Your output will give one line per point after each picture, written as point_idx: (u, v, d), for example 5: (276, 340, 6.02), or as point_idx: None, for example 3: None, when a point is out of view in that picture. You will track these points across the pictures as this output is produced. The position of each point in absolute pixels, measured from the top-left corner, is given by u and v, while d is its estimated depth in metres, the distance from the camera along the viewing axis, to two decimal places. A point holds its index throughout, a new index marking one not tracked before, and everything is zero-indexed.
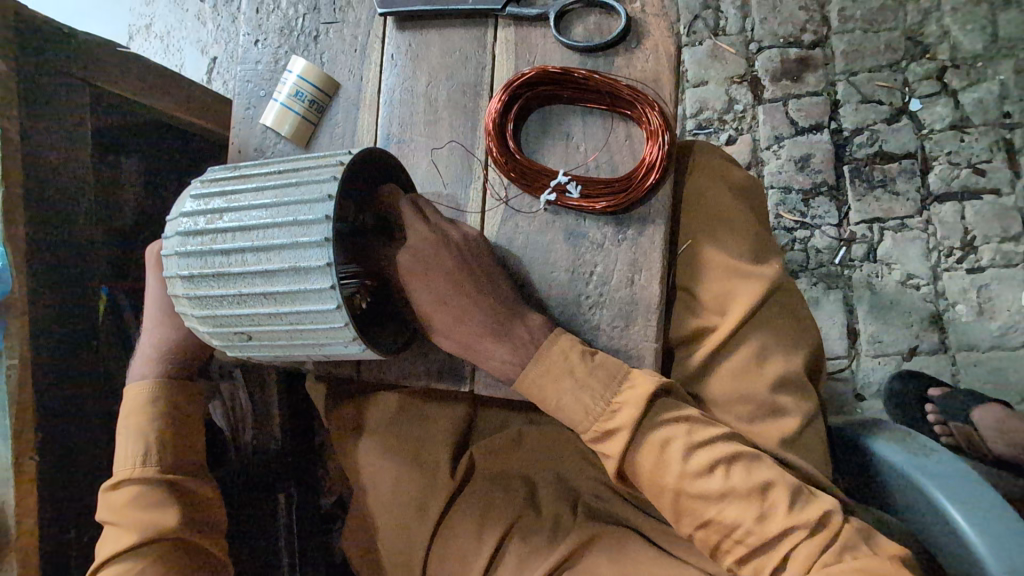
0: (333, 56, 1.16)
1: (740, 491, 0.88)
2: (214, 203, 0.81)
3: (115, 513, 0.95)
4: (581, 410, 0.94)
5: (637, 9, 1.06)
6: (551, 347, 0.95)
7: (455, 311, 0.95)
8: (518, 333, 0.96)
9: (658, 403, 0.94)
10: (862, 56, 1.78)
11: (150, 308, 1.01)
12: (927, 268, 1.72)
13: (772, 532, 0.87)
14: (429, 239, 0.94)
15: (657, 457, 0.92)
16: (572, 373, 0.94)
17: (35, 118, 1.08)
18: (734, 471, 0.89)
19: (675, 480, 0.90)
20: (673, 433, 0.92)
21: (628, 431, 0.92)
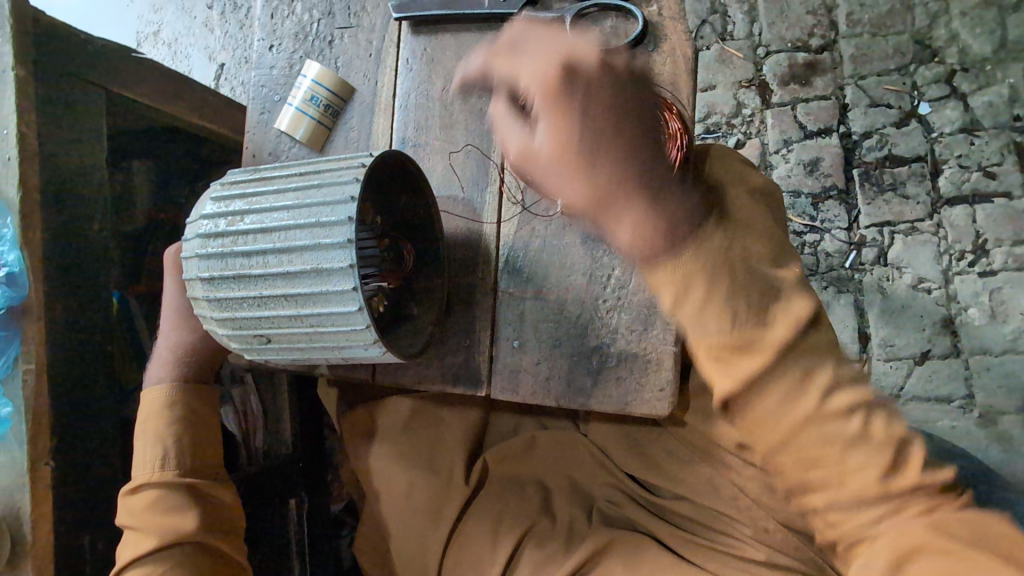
0: (348, 61, 1.17)
1: (873, 443, 0.77)
2: (235, 206, 0.81)
3: (135, 518, 0.94)
4: (724, 313, 0.81)
5: (652, 13, 1.06)
6: (700, 241, 0.84)
7: (600, 147, 0.79)
8: (665, 203, 0.82)
9: (805, 337, 0.82)
10: (870, 60, 1.78)
11: (166, 313, 1.01)
12: (938, 271, 1.71)
13: (892, 491, 0.76)
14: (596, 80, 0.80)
15: (790, 384, 0.79)
16: (731, 274, 0.83)
17: (52, 125, 1.09)
18: (874, 418, 0.78)
19: (807, 413, 0.78)
20: (817, 362, 0.80)
21: (773, 350, 0.79)
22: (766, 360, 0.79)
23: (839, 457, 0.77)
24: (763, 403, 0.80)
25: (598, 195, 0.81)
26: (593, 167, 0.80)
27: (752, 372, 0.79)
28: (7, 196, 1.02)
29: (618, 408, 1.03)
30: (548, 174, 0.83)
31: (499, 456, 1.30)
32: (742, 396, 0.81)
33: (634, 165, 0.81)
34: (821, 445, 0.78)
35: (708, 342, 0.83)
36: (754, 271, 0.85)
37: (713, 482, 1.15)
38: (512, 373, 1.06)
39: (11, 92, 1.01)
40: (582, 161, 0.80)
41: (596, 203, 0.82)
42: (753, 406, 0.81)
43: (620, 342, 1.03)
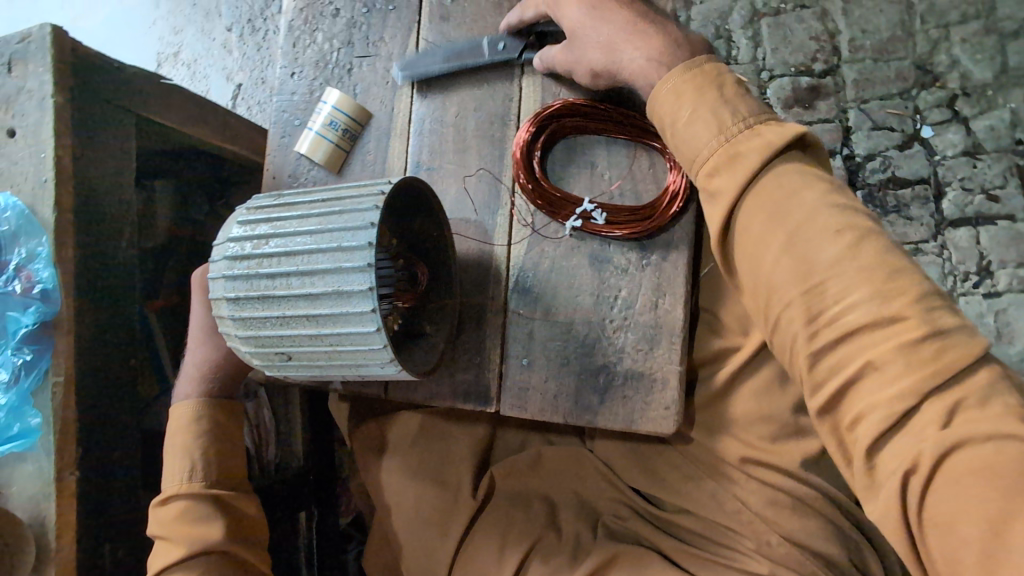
0: (366, 88, 1.22)
1: (862, 263, 0.74)
2: (261, 229, 0.85)
3: (164, 527, 0.97)
4: (711, 124, 0.89)
5: None
6: (698, 71, 0.93)
7: (606, 13, 1.02)
8: (665, 45, 0.98)
9: (788, 156, 0.85)
10: (872, 84, 1.82)
11: (192, 331, 1.05)
12: (943, 292, 1.73)
13: (891, 323, 0.71)
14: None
15: (778, 204, 0.81)
16: (719, 89, 0.91)
17: (87, 147, 1.14)
18: (864, 245, 0.76)
19: (787, 233, 0.79)
20: (807, 185, 0.81)
21: (756, 158, 0.84)
22: (751, 183, 0.84)
23: (821, 275, 0.76)
24: (750, 226, 0.83)
25: (613, 48, 1.01)
26: (603, 14, 1.02)
27: (736, 191, 0.84)
28: (43, 217, 1.08)
29: (624, 425, 1.06)
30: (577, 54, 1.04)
31: (506, 471, 1.32)
32: (734, 221, 0.85)
33: (642, 24, 1.01)
34: (802, 266, 0.77)
35: (705, 156, 0.89)
36: (747, 98, 0.91)
37: (718, 499, 1.17)
38: (522, 390, 1.09)
39: (49, 118, 1.07)
40: (600, 25, 1.01)
41: (610, 56, 1.01)
42: (743, 238, 0.84)
43: (626, 361, 1.06)
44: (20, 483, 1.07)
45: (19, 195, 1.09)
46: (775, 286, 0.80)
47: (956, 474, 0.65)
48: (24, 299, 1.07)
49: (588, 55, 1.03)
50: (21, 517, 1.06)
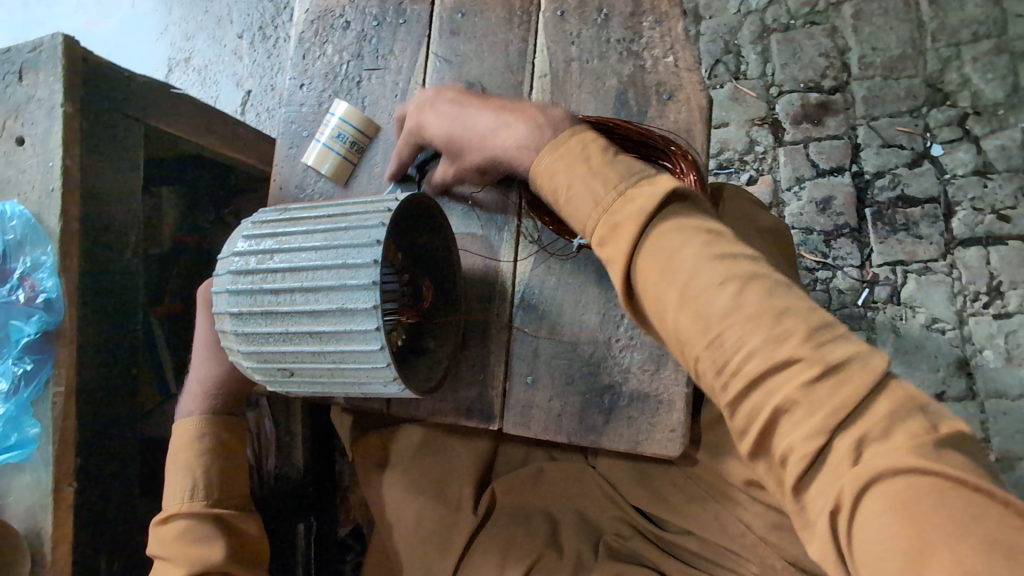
0: (375, 100, 1.22)
1: (750, 310, 0.66)
2: (266, 244, 0.85)
3: (164, 547, 0.96)
4: (587, 202, 0.81)
5: (670, 63, 1.10)
6: (566, 143, 0.87)
7: (466, 119, 0.98)
8: (524, 123, 0.92)
9: (668, 209, 0.77)
10: (882, 101, 1.80)
11: (196, 344, 1.05)
12: (953, 312, 1.71)
13: (785, 367, 0.64)
14: (457, 99, 1.00)
15: (665, 257, 0.73)
16: (587, 162, 0.84)
17: (96, 156, 1.14)
18: (751, 289, 0.68)
19: (681, 287, 0.71)
20: (688, 236, 0.73)
21: (632, 224, 0.76)
22: (639, 241, 0.75)
23: (716, 329, 0.68)
24: (645, 280, 0.74)
25: (488, 145, 0.96)
26: (467, 119, 0.98)
27: (626, 251, 0.75)
28: (48, 226, 1.08)
29: (629, 446, 1.05)
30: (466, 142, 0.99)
31: (508, 486, 1.30)
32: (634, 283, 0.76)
33: (506, 109, 0.96)
34: (699, 323, 0.69)
35: (592, 232, 0.81)
36: (615, 160, 0.83)
37: (722, 522, 1.14)
38: (525, 409, 1.08)
39: (58, 127, 1.08)
40: (467, 136, 0.98)
41: (490, 154, 0.96)
42: (643, 292, 0.75)
43: (632, 382, 1.05)
44: (17, 493, 1.06)
45: (25, 203, 1.10)
46: (680, 342, 0.72)
47: (875, 512, 0.56)
48: (26, 308, 1.07)
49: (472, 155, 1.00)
50: (18, 527, 1.05)
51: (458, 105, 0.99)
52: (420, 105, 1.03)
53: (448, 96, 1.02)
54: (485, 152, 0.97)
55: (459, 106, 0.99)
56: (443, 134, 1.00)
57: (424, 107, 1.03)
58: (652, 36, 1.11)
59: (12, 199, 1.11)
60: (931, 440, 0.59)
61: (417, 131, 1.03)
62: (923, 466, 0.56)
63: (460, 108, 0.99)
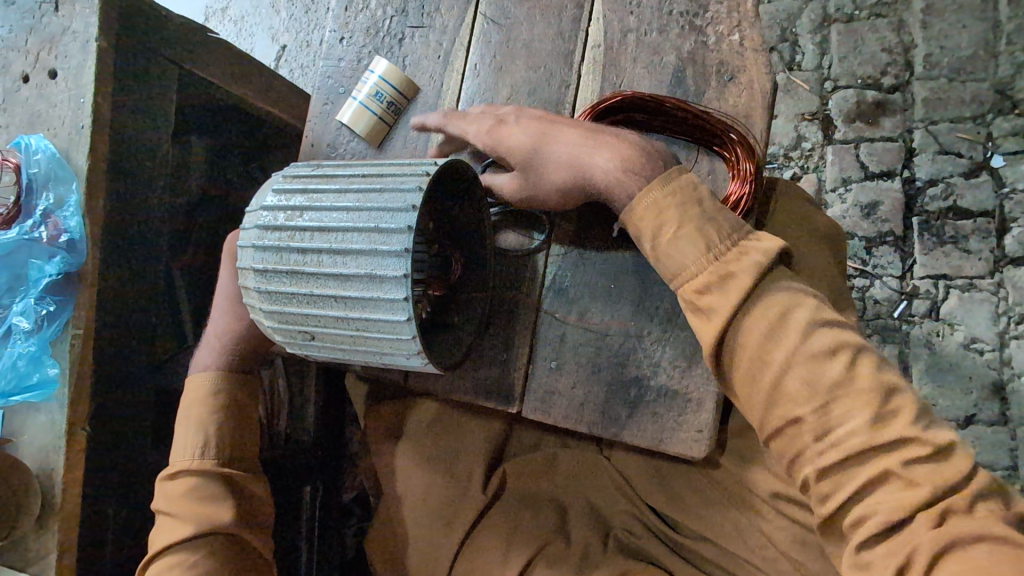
0: (416, 60, 1.16)
1: (861, 385, 0.73)
2: (296, 201, 0.81)
3: (172, 503, 0.95)
4: (697, 244, 0.83)
5: (735, 42, 1.02)
6: (669, 180, 0.87)
7: (557, 134, 0.94)
8: (620, 148, 0.91)
9: (777, 270, 0.82)
10: (944, 105, 1.69)
11: (218, 299, 1.02)
12: (993, 333, 1.62)
13: (888, 442, 0.71)
14: (540, 121, 0.97)
15: (777, 318, 0.77)
16: (699, 203, 0.85)
17: (129, 96, 1.11)
18: (863, 366, 0.74)
19: (791, 349, 0.76)
20: (799, 303, 0.78)
21: (746, 278, 0.80)
22: (750, 300, 0.79)
23: (822, 396, 0.73)
24: (749, 338, 0.78)
25: (579, 164, 0.92)
26: (555, 140, 0.94)
27: (737, 306, 0.79)
28: (76, 163, 1.05)
29: (652, 443, 1.01)
30: (551, 160, 0.94)
31: (519, 470, 1.28)
32: (733, 336, 0.79)
33: (601, 134, 0.93)
34: (804, 387, 0.74)
35: (691, 278, 0.83)
36: (725, 211, 0.86)
37: (742, 528, 1.11)
38: (546, 394, 1.04)
39: (92, 62, 1.04)
40: (553, 151, 0.94)
41: (578, 175, 0.93)
42: (742, 347, 0.79)
43: (662, 377, 1.01)
44: (32, 432, 1.06)
45: (54, 139, 1.08)
46: (772, 397, 0.76)
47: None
48: (49, 247, 1.05)
49: (555, 176, 0.94)
50: (31, 465, 1.06)
51: (550, 120, 0.96)
52: (506, 116, 0.99)
53: (533, 116, 0.98)
54: (569, 172, 0.93)
55: (549, 121, 0.96)
56: (526, 146, 0.95)
57: (510, 117, 0.99)
58: (718, 11, 1.03)
59: (41, 134, 1.09)
60: (1006, 519, 0.67)
61: (496, 146, 0.98)
62: (1003, 539, 0.65)
63: (551, 124, 0.96)
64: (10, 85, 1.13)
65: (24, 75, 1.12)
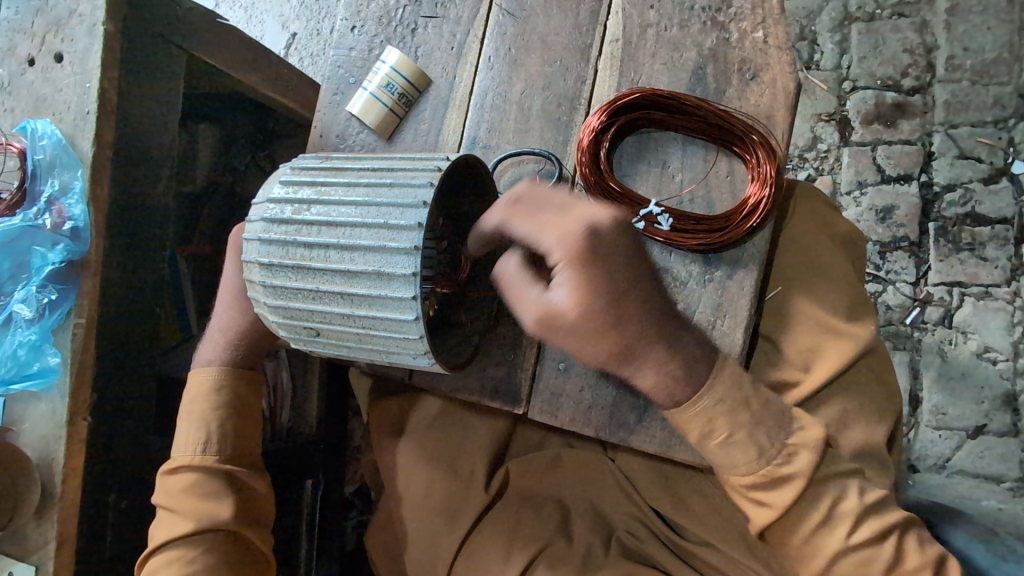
0: (429, 51, 1.13)
1: (901, 563, 0.85)
2: (304, 193, 0.79)
3: (173, 498, 0.95)
4: (752, 451, 0.85)
5: (758, 38, 0.99)
6: (724, 374, 0.85)
7: (636, 300, 0.78)
8: (688, 347, 0.83)
9: (826, 455, 0.88)
10: (965, 109, 1.65)
11: (222, 291, 1.00)
12: (1009, 343, 1.59)
13: None
14: (606, 290, 0.76)
15: (829, 513, 0.85)
16: (751, 408, 0.86)
17: (136, 83, 1.09)
18: (905, 541, 0.86)
19: (839, 542, 0.85)
20: (842, 490, 0.86)
21: (804, 481, 0.85)
22: (804, 501, 0.86)
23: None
24: (801, 533, 0.87)
25: (630, 349, 0.80)
26: (616, 318, 0.77)
27: (794, 511, 0.86)
28: (81, 150, 1.04)
29: (661, 449, 0.99)
30: (597, 340, 0.78)
31: (522, 470, 1.25)
32: (787, 527, 0.87)
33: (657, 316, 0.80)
34: (852, 568, 0.85)
35: (748, 481, 0.87)
36: (773, 405, 0.87)
37: None
38: (553, 396, 1.02)
39: (98, 47, 1.03)
40: (628, 316, 0.78)
41: (626, 357, 0.80)
42: (794, 536, 0.87)
43: None
44: (32, 421, 1.05)
45: (59, 124, 1.06)
46: (820, 570, 0.87)
47: None
48: (53, 235, 1.04)
49: (603, 354, 0.79)
50: (30, 455, 1.04)
51: (637, 273, 0.78)
52: (594, 238, 0.75)
53: (596, 280, 0.75)
54: (623, 358, 0.80)
55: (636, 273, 0.78)
56: (604, 318, 0.76)
57: (599, 248, 0.75)
58: (742, 6, 1.00)
59: (46, 118, 1.07)
60: None
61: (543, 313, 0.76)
62: None
63: (638, 281, 0.78)
64: (15, 68, 1.11)
65: (30, 58, 1.10)
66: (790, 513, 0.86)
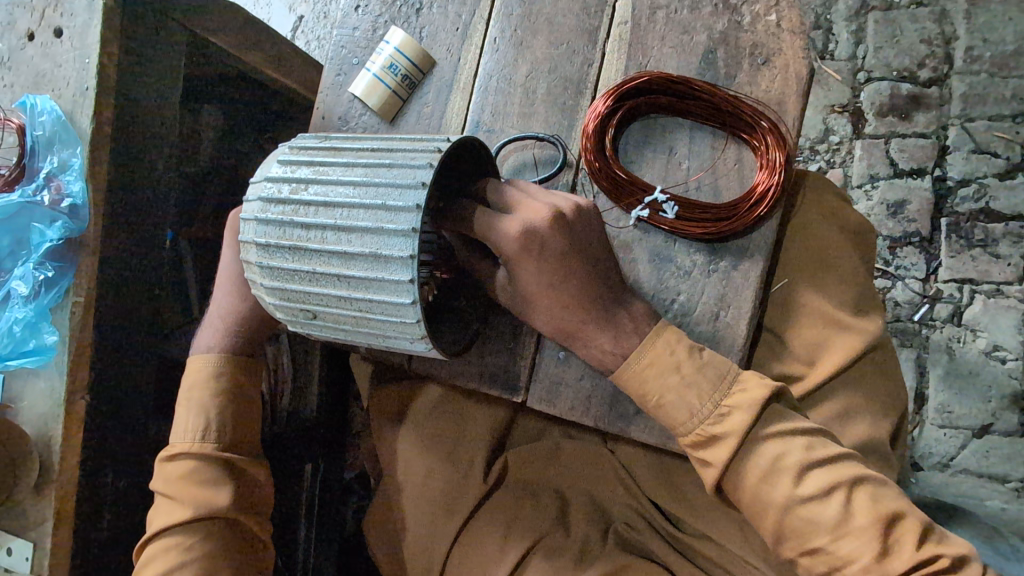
0: (433, 32, 1.11)
1: (861, 521, 0.77)
2: (301, 173, 0.78)
3: (172, 484, 0.95)
4: (683, 411, 0.85)
5: (771, 22, 0.96)
6: (656, 341, 0.88)
7: (566, 288, 0.86)
8: (621, 322, 0.88)
9: (766, 413, 0.84)
10: (982, 102, 1.61)
11: (223, 274, 1.00)
12: (1018, 342, 1.56)
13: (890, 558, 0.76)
14: (533, 270, 0.84)
15: (769, 467, 0.81)
16: (678, 370, 0.86)
17: (136, 58, 1.08)
18: (856, 496, 0.79)
19: (784, 497, 0.80)
20: (788, 445, 0.82)
21: (735, 439, 0.82)
22: (741, 452, 0.83)
23: (826, 534, 0.78)
24: (745, 484, 0.83)
25: (558, 321, 0.88)
26: (543, 293, 0.86)
27: (727, 460, 0.83)
28: (81, 127, 1.03)
29: (660, 440, 0.98)
30: (534, 308, 0.89)
31: (520, 459, 1.25)
32: (730, 480, 0.84)
33: (585, 297, 0.87)
34: (805, 524, 0.79)
35: (682, 436, 0.86)
36: (706, 364, 0.86)
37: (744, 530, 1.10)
38: (553, 384, 1.01)
39: (98, 21, 1.01)
40: (559, 300, 0.87)
41: (559, 327, 0.89)
42: (741, 490, 0.84)
43: None
44: (32, 398, 1.06)
45: (59, 100, 1.05)
46: (776, 528, 0.82)
47: None
48: (51, 212, 1.04)
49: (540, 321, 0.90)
50: (29, 431, 1.05)
51: (565, 264, 0.84)
52: (525, 237, 0.81)
53: (525, 260, 0.83)
54: (558, 328, 0.89)
55: (566, 264, 0.84)
56: (533, 290, 0.86)
57: (528, 243, 0.82)
58: None
59: (46, 95, 1.06)
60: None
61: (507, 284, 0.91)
62: None
63: (567, 270, 0.85)
64: (15, 43, 1.10)
65: (30, 33, 1.09)
66: (731, 471, 0.84)
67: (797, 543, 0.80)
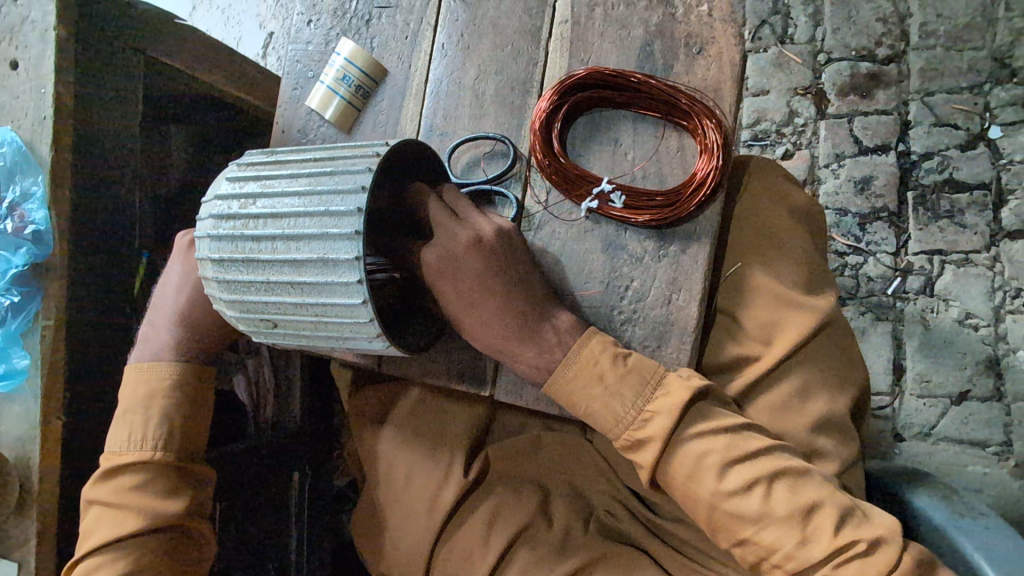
0: (384, 41, 1.14)
1: (782, 510, 0.83)
2: (249, 188, 0.81)
3: (119, 496, 0.98)
4: (609, 418, 0.90)
5: (703, 13, 1.00)
6: (584, 346, 0.92)
7: (488, 303, 0.92)
8: (545, 335, 0.93)
9: (689, 414, 0.89)
10: (940, 76, 1.64)
11: (171, 293, 1.05)
12: (988, 309, 1.60)
13: (813, 538, 0.82)
14: (464, 280, 0.91)
15: (693, 467, 0.87)
16: (602, 380, 0.90)
17: (92, 87, 1.10)
18: (776, 487, 0.85)
19: (710, 494, 0.86)
20: (711, 446, 0.87)
21: (658, 443, 0.88)
22: (666, 454, 0.89)
23: (750, 529, 0.84)
24: (674, 483, 0.89)
25: (490, 333, 0.93)
26: (472, 305, 0.92)
27: (655, 464, 0.88)
28: (40, 155, 1.06)
29: None
30: (467, 322, 0.93)
31: (500, 454, 1.28)
32: (662, 479, 0.90)
33: (512, 301, 0.92)
34: (730, 521, 0.85)
35: (613, 438, 0.92)
36: (631, 372, 0.90)
37: None
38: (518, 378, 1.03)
39: (52, 53, 1.04)
40: (484, 312, 0.92)
41: (494, 340, 0.93)
42: (672, 489, 0.90)
43: None
44: (9, 421, 1.09)
45: (17, 130, 1.08)
46: (710, 522, 0.88)
47: None
48: (15, 238, 1.07)
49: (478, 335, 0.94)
50: (7, 455, 1.08)
51: (485, 277, 0.91)
52: (446, 257, 0.90)
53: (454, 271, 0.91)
54: (494, 338, 0.93)
55: (487, 276, 0.91)
56: (460, 302, 0.92)
57: (448, 263, 0.91)
58: None
59: (5, 126, 1.09)
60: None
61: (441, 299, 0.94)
62: None
63: (487, 287, 0.91)
64: None
65: None
66: (661, 471, 0.90)
67: (728, 535, 0.86)
